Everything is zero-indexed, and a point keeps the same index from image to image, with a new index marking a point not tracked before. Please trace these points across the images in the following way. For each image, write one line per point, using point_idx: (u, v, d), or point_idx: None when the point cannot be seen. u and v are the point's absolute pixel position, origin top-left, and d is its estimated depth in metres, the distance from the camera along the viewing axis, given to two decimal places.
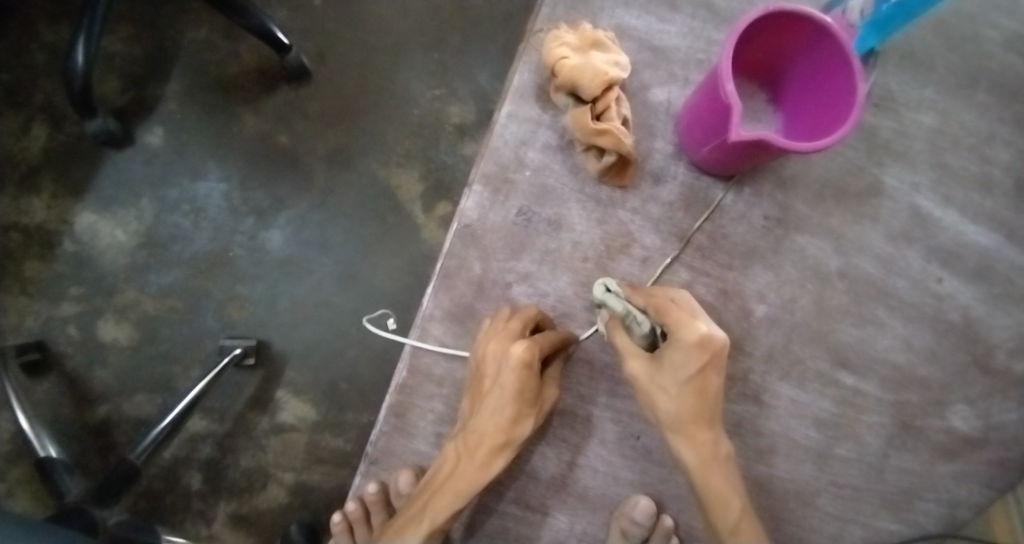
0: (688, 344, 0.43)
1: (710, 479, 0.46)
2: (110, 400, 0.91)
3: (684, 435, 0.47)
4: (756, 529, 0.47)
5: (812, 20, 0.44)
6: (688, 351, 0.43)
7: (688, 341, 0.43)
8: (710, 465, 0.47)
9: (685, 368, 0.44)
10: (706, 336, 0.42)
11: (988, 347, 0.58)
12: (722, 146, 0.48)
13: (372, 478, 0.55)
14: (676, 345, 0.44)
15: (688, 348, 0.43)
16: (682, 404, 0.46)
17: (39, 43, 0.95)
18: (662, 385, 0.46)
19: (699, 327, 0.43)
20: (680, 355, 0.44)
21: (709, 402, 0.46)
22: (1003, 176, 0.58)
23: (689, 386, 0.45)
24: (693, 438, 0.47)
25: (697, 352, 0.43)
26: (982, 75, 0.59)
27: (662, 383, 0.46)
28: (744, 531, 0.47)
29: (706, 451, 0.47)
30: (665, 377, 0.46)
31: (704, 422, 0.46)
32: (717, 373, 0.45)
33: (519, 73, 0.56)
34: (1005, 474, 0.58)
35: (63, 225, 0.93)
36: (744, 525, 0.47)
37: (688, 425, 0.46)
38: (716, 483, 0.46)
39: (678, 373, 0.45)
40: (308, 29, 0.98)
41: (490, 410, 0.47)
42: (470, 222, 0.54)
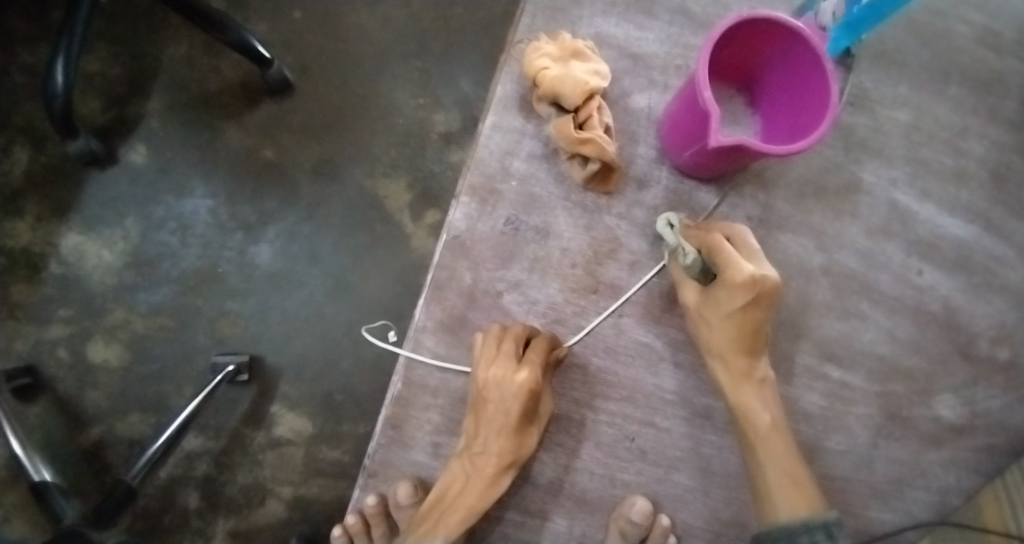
0: (736, 282, 0.46)
1: (742, 396, 0.51)
2: (103, 421, 0.90)
3: (723, 362, 0.51)
4: (786, 444, 0.50)
5: (784, 25, 0.45)
6: (735, 290, 0.47)
7: (734, 279, 0.46)
8: (744, 386, 0.51)
9: (730, 305, 0.48)
10: (753, 276, 0.46)
11: (970, 335, 0.59)
12: (703, 151, 0.50)
13: (371, 491, 0.55)
14: (724, 283, 0.47)
15: (735, 287, 0.47)
16: (722, 336, 0.50)
17: (15, 64, 0.94)
18: (709, 314, 0.50)
19: (746, 269, 0.46)
20: (727, 293, 0.48)
21: (751, 335, 0.49)
22: (977, 168, 0.60)
23: (735, 320, 0.49)
24: (730, 366, 0.51)
25: (744, 290, 0.46)
26: (953, 71, 0.60)
27: (710, 314, 0.50)
28: (773, 441, 0.50)
29: (739, 375, 0.51)
30: (712, 308, 0.49)
31: (745, 351, 0.50)
32: (762, 311, 0.48)
33: (501, 85, 0.57)
34: (990, 458, 0.59)
35: (48, 247, 0.92)
36: (773, 435, 0.50)
37: (730, 353, 0.50)
38: (747, 401, 0.51)
39: (725, 307, 0.48)
40: (290, 41, 0.98)
41: (495, 434, 0.49)
42: (459, 233, 0.55)
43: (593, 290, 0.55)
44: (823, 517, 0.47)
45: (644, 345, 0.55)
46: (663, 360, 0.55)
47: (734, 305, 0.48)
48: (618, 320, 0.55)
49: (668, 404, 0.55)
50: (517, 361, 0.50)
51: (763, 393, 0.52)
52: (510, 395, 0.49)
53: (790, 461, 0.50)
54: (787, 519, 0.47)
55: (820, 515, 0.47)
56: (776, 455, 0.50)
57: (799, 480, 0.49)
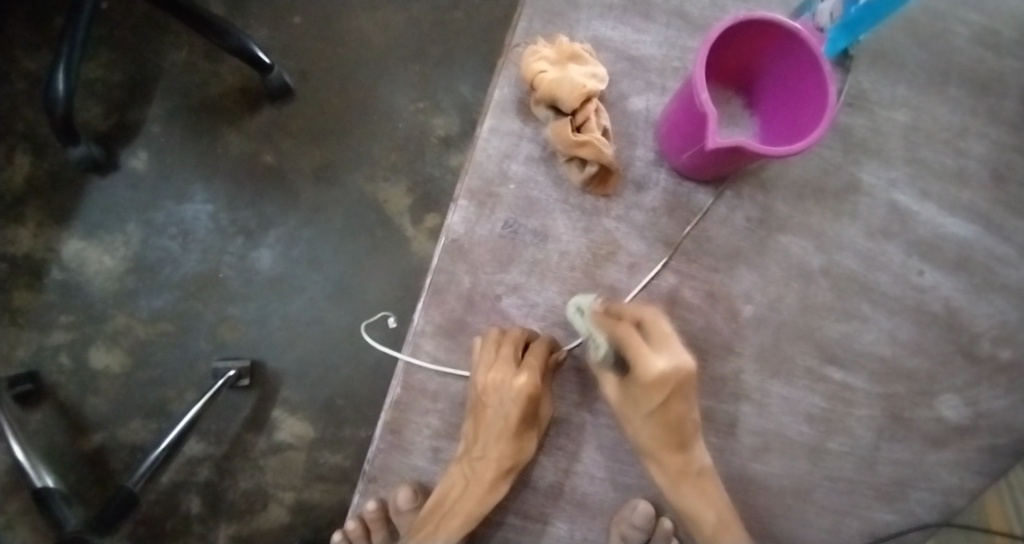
0: (646, 382, 0.44)
1: (680, 492, 0.50)
2: (105, 427, 0.90)
3: (655, 458, 0.50)
4: (736, 534, 0.50)
5: (781, 27, 0.45)
6: (646, 391, 0.45)
7: (644, 379, 0.44)
8: (683, 481, 0.49)
9: (647, 406, 0.46)
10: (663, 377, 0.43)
11: (972, 336, 0.59)
12: (700, 154, 0.50)
13: (371, 496, 0.55)
14: (636, 386, 0.45)
15: (646, 389, 0.44)
16: (646, 431, 0.48)
17: (16, 71, 0.95)
18: (630, 412, 0.48)
19: (655, 369, 0.43)
20: (641, 394, 0.46)
21: (676, 430, 0.48)
22: (977, 167, 0.59)
23: (655, 419, 0.47)
24: (662, 461, 0.49)
25: (655, 390, 0.44)
26: (952, 70, 0.60)
27: (630, 412, 0.48)
28: (723, 535, 0.50)
29: (675, 471, 0.50)
30: (631, 407, 0.48)
31: (673, 446, 0.48)
32: (680, 401, 0.46)
33: (499, 88, 0.57)
34: (994, 459, 0.59)
35: (50, 253, 0.93)
36: (722, 530, 0.50)
37: (659, 449, 0.49)
38: (688, 496, 0.50)
39: (642, 409, 0.46)
40: (289, 47, 0.98)
41: (494, 438, 0.49)
42: (457, 237, 0.55)
43: (592, 292, 0.55)
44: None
45: None
46: None
47: (650, 406, 0.46)
48: None
49: None
50: (516, 365, 0.50)
51: (703, 486, 0.50)
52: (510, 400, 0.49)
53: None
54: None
55: None
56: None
57: None
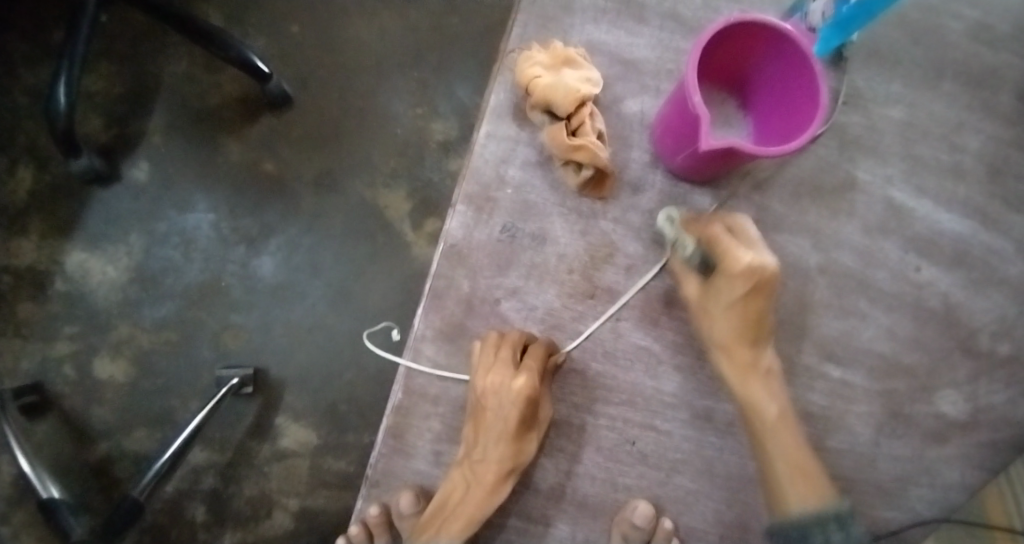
0: (735, 271, 0.47)
1: (747, 386, 0.51)
2: (110, 437, 0.91)
3: (727, 352, 0.51)
4: (795, 435, 0.50)
5: (772, 28, 0.46)
6: (733, 280, 0.47)
7: (733, 267, 0.47)
8: (750, 375, 0.51)
9: (730, 294, 0.48)
10: (752, 265, 0.46)
11: (971, 331, 0.59)
12: (695, 155, 0.50)
13: (374, 501, 0.55)
14: (722, 274, 0.48)
15: (734, 277, 0.47)
16: (724, 325, 0.50)
17: (18, 85, 0.96)
18: (710, 305, 0.50)
19: (743, 258, 0.46)
20: (726, 282, 0.48)
21: (755, 324, 0.49)
22: (972, 163, 0.60)
23: (736, 310, 0.49)
24: (734, 356, 0.51)
25: (745, 277, 0.47)
26: (946, 66, 0.60)
27: (710, 306, 0.50)
28: (780, 432, 0.50)
29: (744, 365, 0.51)
30: (713, 299, 0.50)
31: (749, 340, 0.50)
32: (765, 299, 0.48)
33: (494, 94, 0.57)
34: (996, 454, 0.59)
35: (54, 265, 0.93)
36: (780, 426, 0.50)
37: (733, 344, 0.50)
38: (752, 391, 0.51)
39: (726, 297, 0.49)
40: (288, 56, 0.99)
41: (494, 441, 0.50)
42: (455, 242, 0.55)
43: (590, 294, 0.55)
44: (834, 506, 0.47)
45: (643, 349, 0.55)
46: (663, 363, 0.55)
47: (733, 294, 0.48)
48: (616, 325, 0.55)
49: (668, 407, 0.55)
50: (514, 367, 0.50)
51: (770, 385, 0.51)
52: (508, 401, 0.50)
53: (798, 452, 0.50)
54: (795, 516, 0.47)
55: (830, 508, 0.47)
56: (784, 444, 0.50)
57: (809, 474, 0.49)
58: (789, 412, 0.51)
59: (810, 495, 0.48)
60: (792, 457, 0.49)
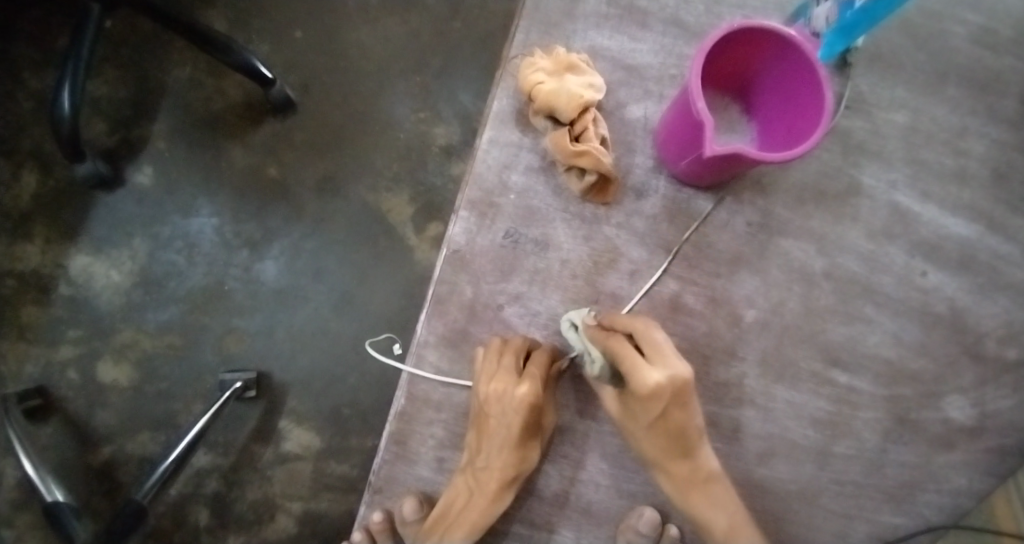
0: (641, 395, 0.45)
1: (691, 501, 0.50)
2: (113, 441, 0.91)
3: (664, 467, 0.50)
4: (752, 541, 0.50)
5: (776, 34, 0.46)
6: (645, 401, 0.46)
7: (640, 390, 0.45)
8: (689, 489, 0.50)
9: (647, 414, 0.47)
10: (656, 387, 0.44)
11: (977, 336, 0.59)
12: (698, 161, 0.50)
13: (377, 507, 0.54)
14: (634, 397, 0.46)
15: (644, 401, 0.46)
16: (650, 440, 0.49)
17: (23, 91, 0.96)
18: (635, 424, 0.49)
19: (650, 379, 0.45)
20: (640, 405, 0.46)
21: (680, 438, 0.48)
22: (978, 167, 0.60)
23: (657, 428, 0.47)
24: (670, 470, 0.50)
25: (654, 399, 0.45)
26: (951, 70, 0.60)
27: (632, 422, 0.49)
28: (738, 542, 0.50)
29: (684, 478, 0.50)
30: (634, 418, 0.48)
31: (678, 455, 0.49)
32: (680, 411, 0.47)
33: (497, 100, 0.57)
34: (1003, 460, 0.58)
35: (58, 269, 0.94)
36: (734, 536, 0.50)
37: (665, 459, 0.49)
38: (700, 504, 0.50)
39: (644, 418, 0.47)
40: (291, 61, 0.99)
41: (497, 448, 0.49)
42: (459, 248, 0.55)
43: (594, 300, 0.55)
44: None
45: None
46: None
47: (650, 414, 0.46)
48: None
49: None
50: (517, 375, 0.50)
51: (714, 493, 0.50)
52: (511, 409, 0.49)
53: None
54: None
55: None
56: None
57: None
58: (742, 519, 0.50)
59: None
60: None
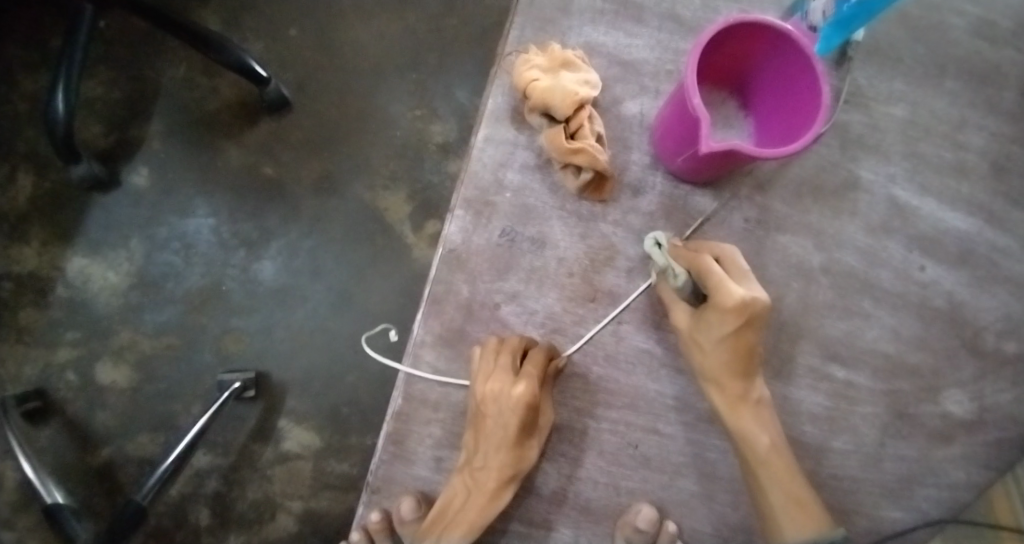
0: (726, 307, 0.46)
1: (738, 418, 0.50)
2: (113, 442, 0.91)
3: (717, 385, 0.51)
4: (787, 465, 0.50)
5: (773, 28, 0.45)
6: (725, 313, 0.47)
7: (724, 303, 0.46)
8: (739, 410, 0.50)
9: (721, 329, 0.48)
10: (742, 300, 0.46)
11: (976, 330, 0.59)
12: (695, 156, 0.50)
13: (374, 507, 0.54)
14: (713, 307, 0.47)
15: (725, 311, 0.47)
16: (712, 357, 0.49)
17: (17, 93, 0.96)
18: (701, 339, 0.50)
19: (736, 293, 0.46)
20: (716, 317, 0.48)
21: (744, 357, 0.49)
22: (976, 160, 0.59)
23: (726, 343, 0.48)
24: (724, 388, 0.50)
25: (736, 312, 0.46)
26: (949, 63, 0.60)
27: (700, 338, 0.50)
28: (774, 463, 0.50)
29: (735, 396, 0.50)
30: (702, 333, 0.49)
31: (738, 374, 0.50)
32: (754, 332, 0.48)
33: (492, 98, 0.57)
34: (1002, 454, 0.58)
35: (55, 271, 0.93)
36: (773, 456, 0.50)
37: (723, 377, 0.50)
38: (744, 422, 0.50)
39: (715, 332, 0.48)
40: (286, 59, 0.99)
41: (494, 448, 0.49)
42: (454, 247, 0.55)
43: (591, 298, 0.55)
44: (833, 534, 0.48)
45: (645, 351, 0.55)
46: (664, 366, 0.55)
47: (725, 329, 0.47)
48: (617, 328, 0.55)
49: (670, 411, 0.55)
50: (514, 374, 0.50)
51: (760, 414, 0.51)
52: (508, 409, 0.49)
53: (794, 485, 0.49)
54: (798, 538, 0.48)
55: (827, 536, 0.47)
56: (779, 479, 0.49)
57: (804, 505, 0.49)
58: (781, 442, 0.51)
59: (806, 524, 0.48)
60: (785, 485, 0.49)
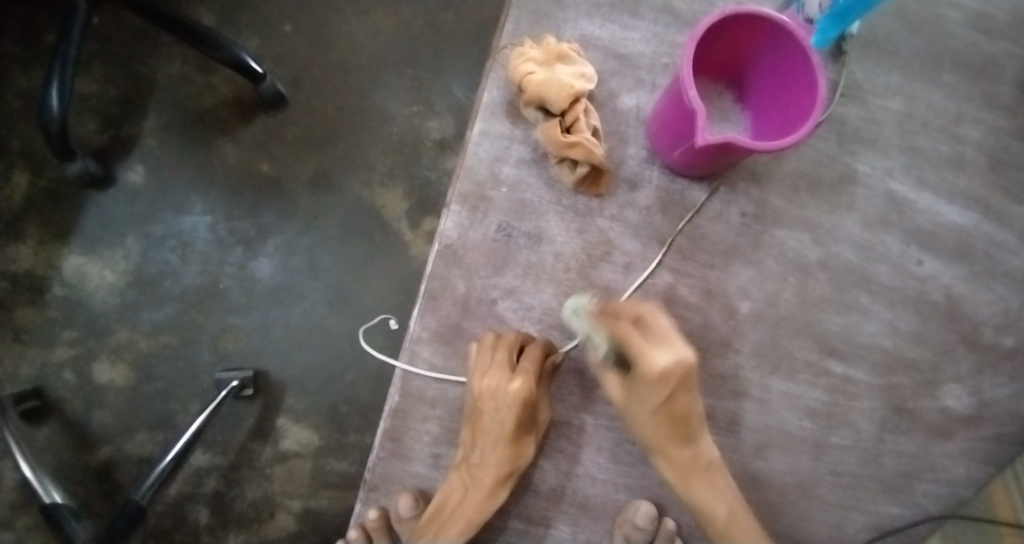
0: (649, 379, 0.44)
1: (693, 489, 0.50)
2: (111, 441, 0.91)
3: (664, 455, 0.50)
4: (749, 527, 0.50)
5: (769, 19, 0.45)
6: (651, 387, 0.44)
7: (648, 376, 0.44)
8: (692, 480, 0.50)
9: (652, 401, 0.46)
10: (666, 372, 0.43)
11: (974, 324, 0.58)
12: (691, 150, 0.49)
13: (372, 505, 0.54)
14: (640, 379, 0.45)
15: (651, 384, 0.44)
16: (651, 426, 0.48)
17: (12, 90, 0.95)
18: (635, 409, 0.48)
19: (659, 364, 0.43)
20: (645, 389, 0.45)
21: (682, 421, 0.47)
22: (975, 154, 0.59)
23: (661, 413, 0.46)
24: (671, 457, 0.50)
25: (663, 383, 0.44)
26: (947, 56, 0.60)
27: (634, 408, 0.48)
28: (735, 528, 0.50)
29: (685, 465, 0.50)
30: (635, 403, 0.47)
31: (681, 439, 0.48)
32: (687, 394, 0.46)
33: (487, 91, 0.56)
34: (1001, 448, 0.58)
35: (51, 270, 0.93)
36: (733, 523, 0.50)
37: (667, 445, 0.49)
38: (699, 490, 0.50)
39: (648, 403, 0.46)
40: (282, 56, 0.98)
41: (492, 445, 0.49)
42: (450, 242, 0.54)
43: (588, 293, 0.55)
44: None
45: None
46: None
47: (657, 401, 0.45)
48: None
49: None
50: (510, 370, 0.50)
51: (712, 478, 0.50)
52: (505, 405, 0.49)
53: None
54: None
55: None
56: (743, 542, 0.50)
57: None
58: (740, 506, 0.51)
59: None
60: None
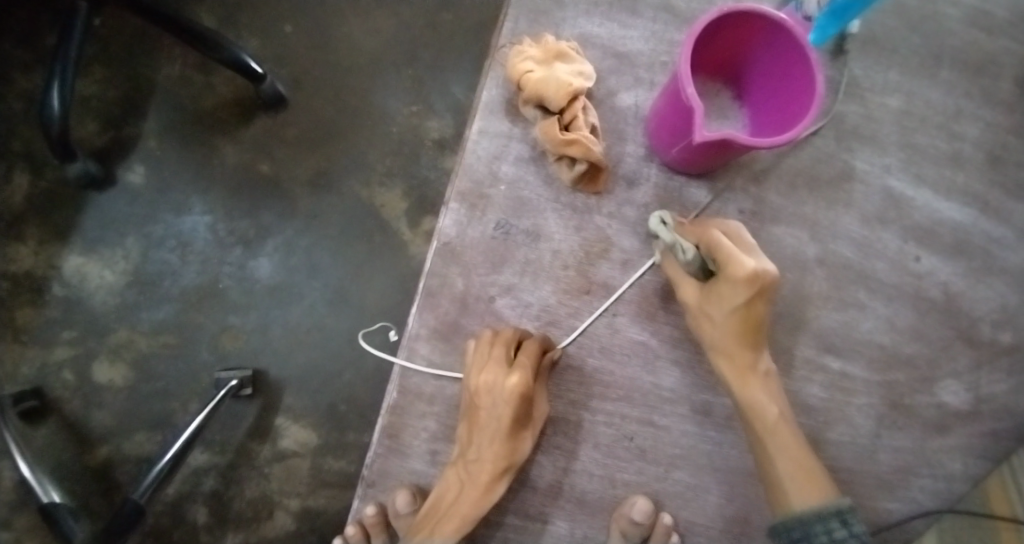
0: (736, 279, 0.45)
1: (749, 391, 0.50)
2: (110, 441, 0.91)
3: (728, 356, 0.50)
4: (795, 435, 0.50)
5: (767, 17, 0.45)
6: (736, 286, 0.46)
7: (736, 276, 0.45)
8: (748, 379, 0.50)
9: (732, 300, 0.47)
10: (755, 273, 0.44)
11: (972, 320, 0.59)
12: (689, 147, 0.50)
13: (370, 501, 0.55)
14: (723, 279, 0.47)
15: (737, 284, 0.46)
16: (721, 328, 0.49)
17: (12, 91, 0.95)
18: (710, 311, 0.49)
19: (748, 264, 0.45)
20: (727, 290, 0.47)
21: (754, 328, 0.49)
22: (972, 151, 0.59)
23: (737, 315, 0.48)
24: (735, 358, 0.50)
25: (751, 284, 0.45)
26: (944, 54, 0.60)
27: (710, 310, 0.49)
28: (783, 432, 0.50)
29: (744, 367, 0.50)
30: (712, 306, 0.49)
31: (749, 343, 0.49)
32: (765, 304, 0.47)
33: (486, 90, 0.57)
34: (999, 444, 0.58)
35: (51, 270, 0.93)
36: (782, 426, 0.50)
37: (733, 347, 0.50)
38: (753, 391, 0.50)
39: (726, 304, 0.47)
40: (282, 56, 0.99)
41: (488, 440, 0.49)
42: (449, 240, 0.55)
43: (586, 290, 0.55)
44: (838, 502, 0.46)
45: (640, 343, 0.55)
46: (659, 357, 0.55)
47: (738, 302, 0.47)
48: (613, 320, 0.55)
49: (665, 403, 0.55)
50: (507, 365, 0.50)
51: (768, 384, 0.51)
52: (501, 400, 0.49)
53: (800, 452, 0.49)
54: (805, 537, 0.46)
55: (832, 504, 0.46)
56: (787, 448, 0.49)
57: (811, 473, 0.48)
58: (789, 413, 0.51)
59: (815, 495, 0.47)
60: (795, 456, 0.49)
